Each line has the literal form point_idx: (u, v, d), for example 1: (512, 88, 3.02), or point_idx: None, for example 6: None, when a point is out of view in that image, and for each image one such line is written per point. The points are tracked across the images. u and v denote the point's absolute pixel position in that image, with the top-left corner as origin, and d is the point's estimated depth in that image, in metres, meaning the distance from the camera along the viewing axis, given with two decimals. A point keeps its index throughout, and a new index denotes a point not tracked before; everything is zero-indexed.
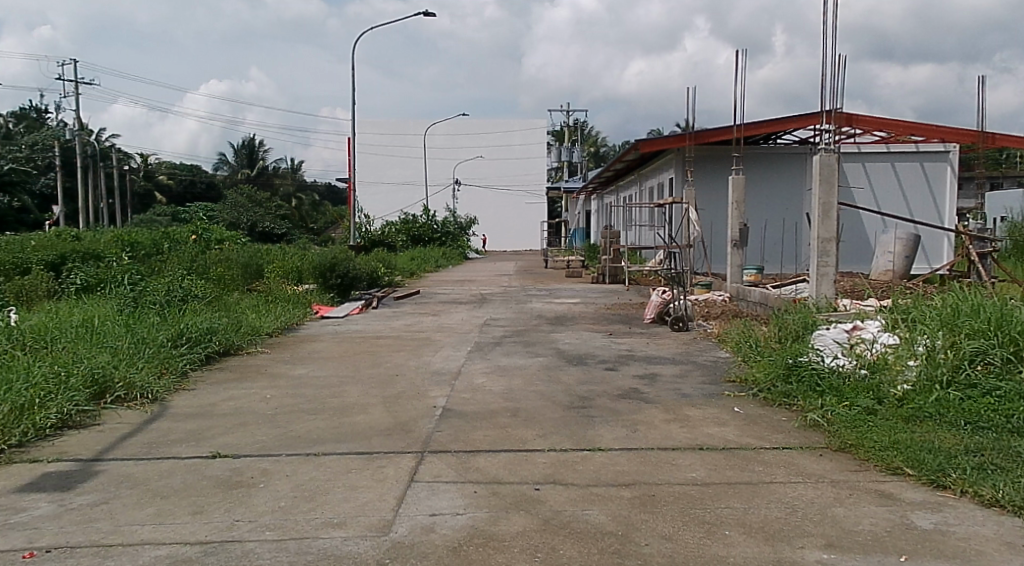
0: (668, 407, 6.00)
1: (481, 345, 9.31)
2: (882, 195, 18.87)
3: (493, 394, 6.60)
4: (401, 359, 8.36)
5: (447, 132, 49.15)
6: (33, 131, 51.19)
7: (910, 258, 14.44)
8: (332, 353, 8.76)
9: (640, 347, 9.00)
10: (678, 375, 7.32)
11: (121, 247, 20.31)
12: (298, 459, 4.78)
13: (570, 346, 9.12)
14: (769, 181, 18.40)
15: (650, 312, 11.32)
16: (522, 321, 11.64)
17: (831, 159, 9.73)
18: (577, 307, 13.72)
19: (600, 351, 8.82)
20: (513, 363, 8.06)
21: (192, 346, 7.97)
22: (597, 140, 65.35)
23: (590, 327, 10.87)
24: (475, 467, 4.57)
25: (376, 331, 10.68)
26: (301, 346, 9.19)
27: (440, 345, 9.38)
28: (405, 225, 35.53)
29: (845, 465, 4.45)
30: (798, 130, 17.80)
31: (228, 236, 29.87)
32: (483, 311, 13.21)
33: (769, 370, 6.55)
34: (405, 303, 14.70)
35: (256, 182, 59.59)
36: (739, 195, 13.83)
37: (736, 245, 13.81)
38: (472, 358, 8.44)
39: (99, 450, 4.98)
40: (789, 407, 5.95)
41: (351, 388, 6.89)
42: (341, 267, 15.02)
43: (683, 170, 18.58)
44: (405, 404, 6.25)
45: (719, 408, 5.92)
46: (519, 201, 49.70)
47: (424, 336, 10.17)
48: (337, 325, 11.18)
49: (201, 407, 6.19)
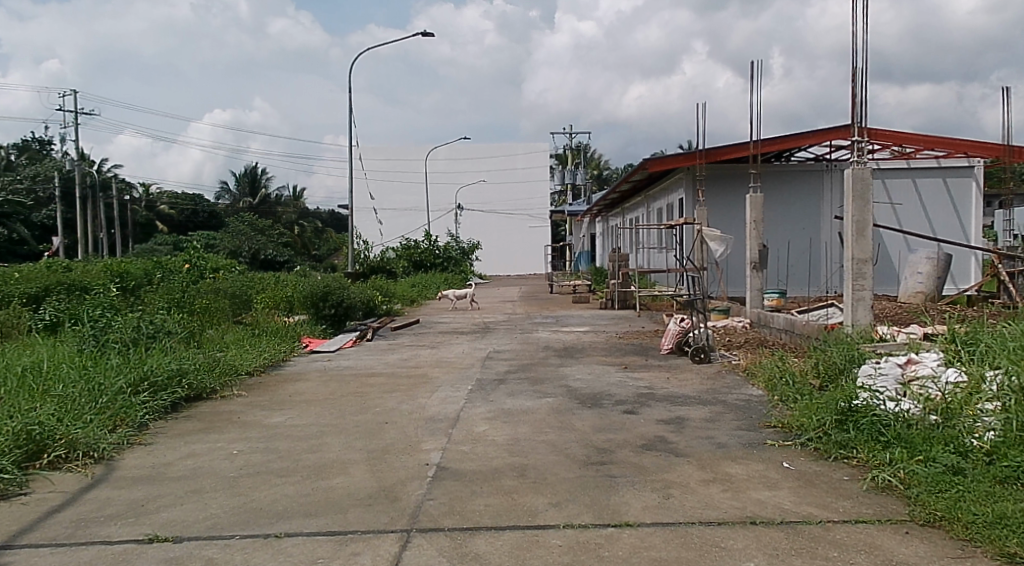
0: (703, 461, 5.07)
1: (483, 384, 8.38)
2: (904, 213, 17.99)
3: (499, 446, 5.67)
4: (393, 403, 7.43)
5: (449, 157, 48.67)
6: (33, 162, 50.70)
7: (941, 279, 13.50)
8: (317, 396, 7.83)
9: (660, 384, 8.06)
10: (708, 420, 6.38)
11: (111, 279, 19.46)
12: (253, 543, 3.85)
13: (581, 384, 8.18)
14: (784, 200, 17.59)
15: (667, 341, 10.39)
16: (527, 354, 10.71)
17: (865, 172, 8.85)
18: (586, 336, 12.81)
19: (617, 389, 7.87)
20: (518, 406, 7.12)
21: (157, 391, 7.08)
22: (601, 162, 64.89)
23: (603, 361, 9.92)
24: (473, 554, 3.63)
25: (368, 367, 9.75)
26: (285, 388, 8.27)
27: (437, 384, 8.44)
28: (406, 251, 34.95)
29: (942, 549, 3.51)
30: (815, 146, 16.99)
31: (224, 265, 29.03)
32: (486, 342, 12.26)
33: (818, 414, 5.61)
34: (403, 334, 13.80)
35: (259, 210, 59.15)
36: (758, 214, 12.96)
37: (756, 268, 12.95)
38: (472, 399, 7.51)
39: (11, 533, 4.05)
40: (847, 460, 5.01)
41: (332, 440, 5.96)
42: (335, 296, 14.17)
43: (694, 190, 17.79)
44: (392, 461, 5.30)
45: (765, 463, 4.98)
46: (523, 224, 48.92)
47: (420, 373, 9.24)
48: (326, 362, 10.25)
49: (154, 469, 5.25)
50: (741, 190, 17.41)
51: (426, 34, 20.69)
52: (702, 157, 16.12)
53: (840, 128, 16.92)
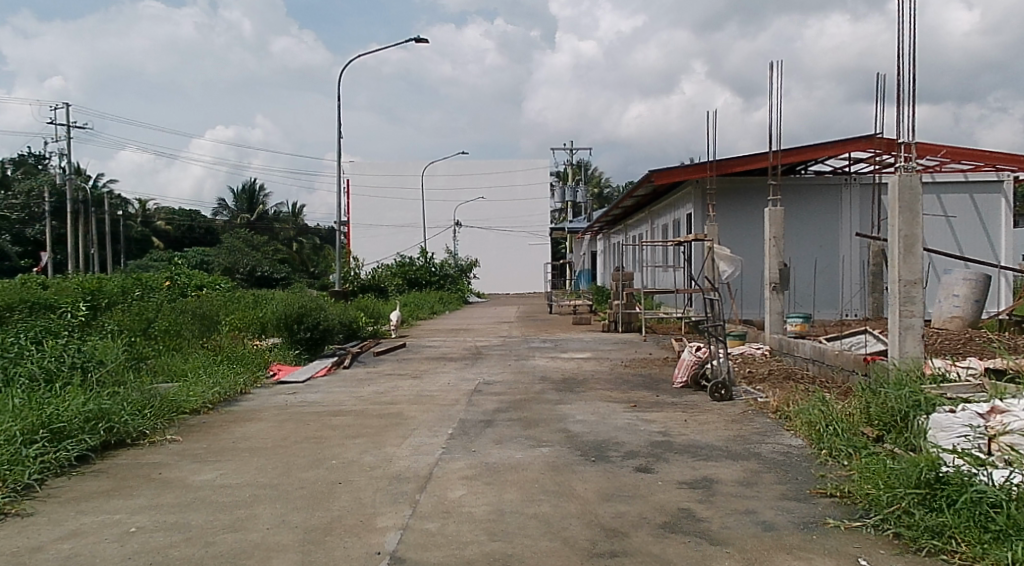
0: (749, 555, 3.76)
1: (466, 427, 7.03)
2: (929, 231, 16.75)
3: (475, 524, 4.34)
4: (353, 454, 6.10)
5: (447, 173, 47.69)
6: (27, 176, 49.57)
7: (980, 302, 12.23)
8: (266, 443, 6.50)
9: (677, 430, 6.73)
10: (742, 481, 5.07)
11: (81, 298, 18.12)
12: None
13: (583, 428, 6.85)
14: (800, 216, 16.43)
15: (681, 373, 9.09)
16: (521, 386, 9.40)
17: (914, 180, 7.60)
18: (587, 363, 11.49)
19: (625, 435, 6.56)
20: (505, 459, 5.79)
21: (61, 440, 5.76)
22: (601, 179, 63.73)
23: (607, 396, 8.59)
24: None
25: (336, 402, 8.43)
26: (230, 431, 6.93)
27: (412, 426, 7.12)
28: (401, 267, 33.39)
29: None
30: (834, 158, 15.80)
31: (210, 281, 27.69)
32: (475, 371, 10.93)
33: (895, 485, 4.29)
34: (385, 360, 12.49)
35: (256, 226, 57.99)
36: (778, 231, 11.72)
37: (776, 290, 11.70)
38: (450, 449, 6.20)
39: None
40: (944, 555, 3.69)
41: (265, 510, 4.65)
42: (311, 318, 12.87)
43: (703, 205, 16.54)
44: (333, 547, 4.00)
45: (832, 560, 3.68)
46: (522, 242, 47.74)
47: (394, 411, 7.92)
48: (290, 395, 8.91)
49: (13, 558, 3.93)
50: (754, 205, 16.18)
51: (419, 40, 19.43)
52: (713, 170, 14.97)
53: (860, 139, 15.73)
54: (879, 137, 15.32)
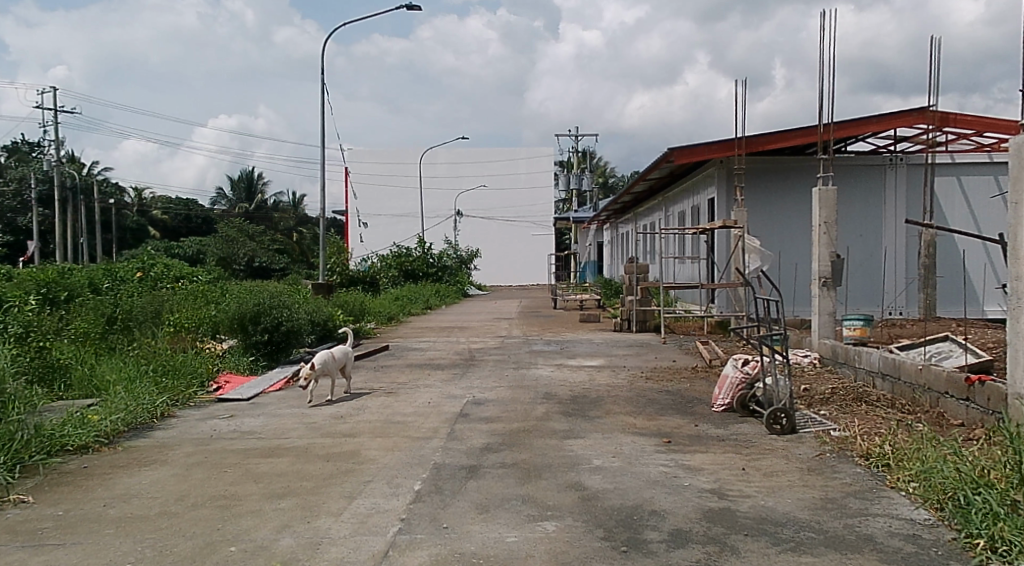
0: None
1: (441, 479, 5.07)
2: (983, 217, 14.75)
3: None
4: (270, 529, 4.15)
5: (448, 161, 45.64)
6: (18, 163, 47.64)
7: None
8: (150, 508, 4.52)
9: (737, 489, 4.75)
10: None
11: (37, 291, 16.29)
12: None
13: (604, 484, 4.87)
14: (842, 200, 14.43)
15: (722, 394, 7.15)
16: (519, 408, 7.44)
17: None
18: (600, 374, 9.51)
19: (666, 498, 4.59)
20: (489, 547, 3.83)
21: None
22: (605, 169, 61.63)
23: (630, 425, 6.61)
24: None
25: (278, 434, 6.47)
26: (111, 485, 4.96)
27: (366, 476, 5.16)
28: (397, 258, 31.36)
29: None
30: (880, 133, 13.79)
31: (191, 272, 25.79)
32: (464, 385, 8.96)
33: None
34: (359, 369, 10.52)
35: (254, 216, 56.05)
36: (829, 214, 9.72)
37: (827, 287, 9.71)
38: (411, 523, 4.23)
39: None
40: None
41: None
42: (271, 318, 10.88)
43: (729, 187, 14.56)
44: None
45: None
46: (525, 232, 45.78)
47: (350, 449, 5.95)
48: (223, 422, 6.95)
49: None
50: (788, 186, 14.20)
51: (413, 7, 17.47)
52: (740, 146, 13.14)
53: (910, 113, 13.68)
54: (933, 110, 13.30)
